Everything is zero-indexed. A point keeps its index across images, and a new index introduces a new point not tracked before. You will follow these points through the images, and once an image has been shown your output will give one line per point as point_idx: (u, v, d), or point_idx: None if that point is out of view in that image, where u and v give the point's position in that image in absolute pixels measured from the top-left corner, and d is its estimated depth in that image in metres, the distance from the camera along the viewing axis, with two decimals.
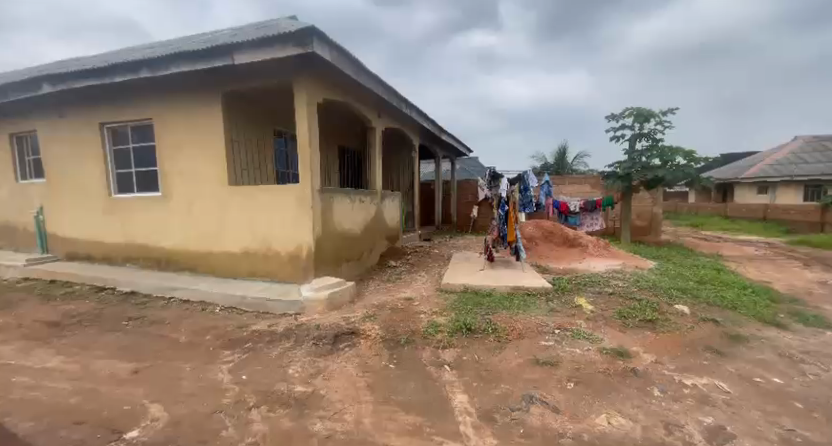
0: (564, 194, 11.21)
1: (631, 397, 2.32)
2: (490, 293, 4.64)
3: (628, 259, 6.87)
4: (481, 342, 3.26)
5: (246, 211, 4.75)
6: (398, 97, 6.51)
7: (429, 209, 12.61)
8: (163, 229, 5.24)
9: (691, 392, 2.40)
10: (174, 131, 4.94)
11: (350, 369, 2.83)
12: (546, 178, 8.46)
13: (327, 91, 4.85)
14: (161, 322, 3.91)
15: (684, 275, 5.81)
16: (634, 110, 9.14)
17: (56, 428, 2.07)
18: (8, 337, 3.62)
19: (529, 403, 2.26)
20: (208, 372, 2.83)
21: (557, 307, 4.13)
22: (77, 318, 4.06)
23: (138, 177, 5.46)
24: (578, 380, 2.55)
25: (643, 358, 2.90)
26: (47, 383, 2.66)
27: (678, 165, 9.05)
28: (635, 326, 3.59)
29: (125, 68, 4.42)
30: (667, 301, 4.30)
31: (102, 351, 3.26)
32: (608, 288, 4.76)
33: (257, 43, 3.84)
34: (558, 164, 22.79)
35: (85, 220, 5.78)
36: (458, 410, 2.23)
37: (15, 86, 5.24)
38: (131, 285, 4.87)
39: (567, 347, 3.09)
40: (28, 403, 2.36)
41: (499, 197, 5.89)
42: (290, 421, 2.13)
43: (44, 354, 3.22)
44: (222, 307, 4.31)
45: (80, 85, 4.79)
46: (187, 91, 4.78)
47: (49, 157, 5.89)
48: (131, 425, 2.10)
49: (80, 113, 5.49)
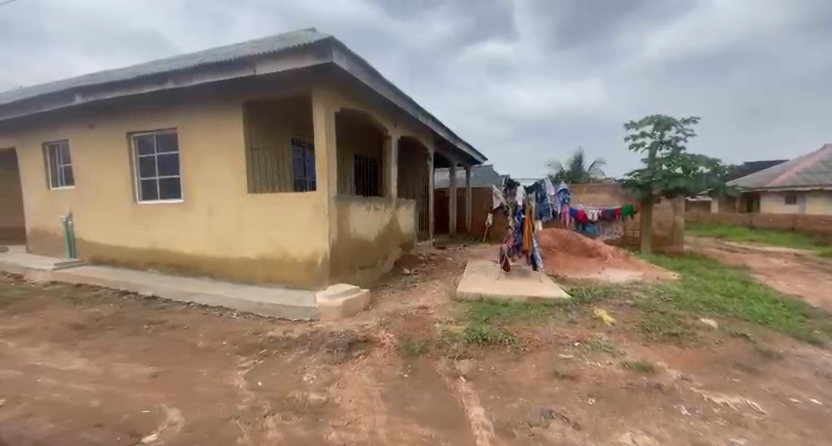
0: (581, 203, 11.06)
1: (657, 415, 2.22)
2: (506, 303, 4.55)
3: (649, 270, 6.68)
4: (498, 353, 3.20)
5: (263, 217, 4.82)
6: (415, 105, 6.56)
7: (444, 217, 12.57)
8: (184, 234, 5.37)
9: (722, 411, 2.28)
10: (197, 140, 5.10)
11: (364, 378, 2.82)
12: (562, 186, 8.34)
13: (345, 100, 4.93)
14: (180, 327, 3.99)
15: (709, 288, 5.61)
16: (654, 117, 8.97)
17: (78, 430, 2.11)
18: (36, 338, 3.74)
19: (548, 417, 2.20)
20: (225, 377, 2.86)
21: (576, 318, 4.03)
22: (101, 321, 4.16)
23: (161, 185, 5.64)
24: (600, 396, 2.46)
25: (668, 374, 2.78)
26: (71, 385, 2.73)
27: (701, 173, 8.81)
28: (659, 340, 3.46)
29: (151, 80, 4.59)
30: (692, 315, 4.15)
31: (124, 355, 3.33)
32: (629, 300, 4.62)
33: (278, 55, 3.93)
34: (574, 172, 22.60)
35: (111, 227, 5.98)
36: (475, 423, 2.17)
37: (50, 97, 5.49)
38: (152, 289, 4.99)
39: (587, 361, 2.99)
40: (53, 405, 2.42)
41: (516, 206, 5.83)
42: (305, 430, 2.12)
43: (69, 356, 3.31)
44: (238, 313, 4.36)
45: (109, 95, 4.97)
46: (209, 101, 4.92)
47: (79, 165, 6.13)
48: (150, 428, 2.13)
49: (109, 123, 5.71)
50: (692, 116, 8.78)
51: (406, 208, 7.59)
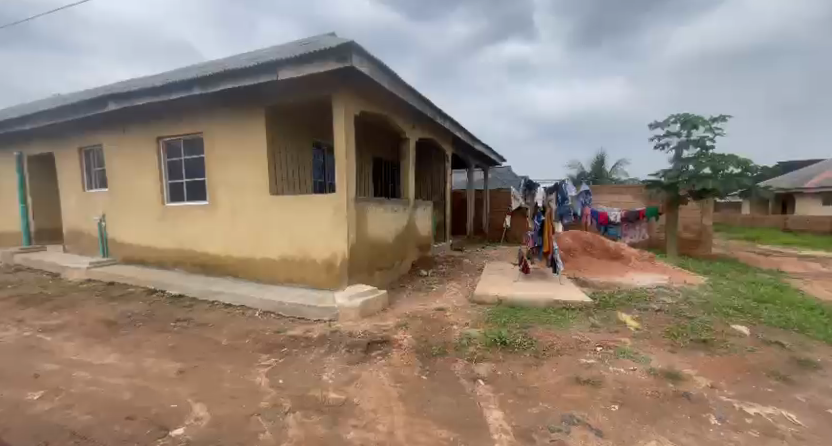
0: (603, 204, 10.81)
1: (684, 424, 2.15)
2: (526, 306, 4.49)
3: (676, 274, 6.45)
4: (517, 357, 3.16)
5: (284, 219, 4.92)
6: (433, 107, 6.57)
7: (462, 218, 12.52)
8: (209, 235, 5.55)
9: (754, 422, 2.19)
10: (221, 144, 5.26)
11: (382, 378, 2.84)
12: (584, 187, 8.16)
13: (365, 103, 5.00)
14: (205, 325, 4.11)
15: (741, 293, 5.37)
16: (681, 116, 8.68)
17: (110, 422, 2.20)
18: (73, 333, 3.94)
19: (570, 424, 2.16)
20: (248, 374, 2.93)
21: (599, 323, 3.93)
22: (131, 318, 4.34)
23: (188, 188, 5.84)
24: (624, 403, 2.39)
25: (696, 382, 2.68)
26: (104, 378, 2.86)
27: (731, 174, 8.46)
28: (686, 347, 3.35)
29: (180, 86, 4.77)
30: (722, 321, 3.98)
31: (153, 351, 3.46)
32: (655, 305, 4.48)
33: (299, 60, 4.02)
34: (596, 173, 22.13)
35: (142, 228, 6.23)
36: (494, 427, 2.16)
37: (86, 105, 5.77)
38: (179, 288, 5.16)
39: (611, 366, 2.92)
40: (87, 397, 2.55)
41: (536, 207, 5.75)
42: (325, 428, 2.15)
43: (102, 351, 3.47)
44: (261, 312, 4.46)
45: (141, 102, 5.18)
46: (234, 106, 5.07)
47: (112, 169, 6.41)
48: (177, 422, 2.21)
49: (140, 128, 5.97)
50: (722, 115, 8.46)
51: (423, 210, 7.60)
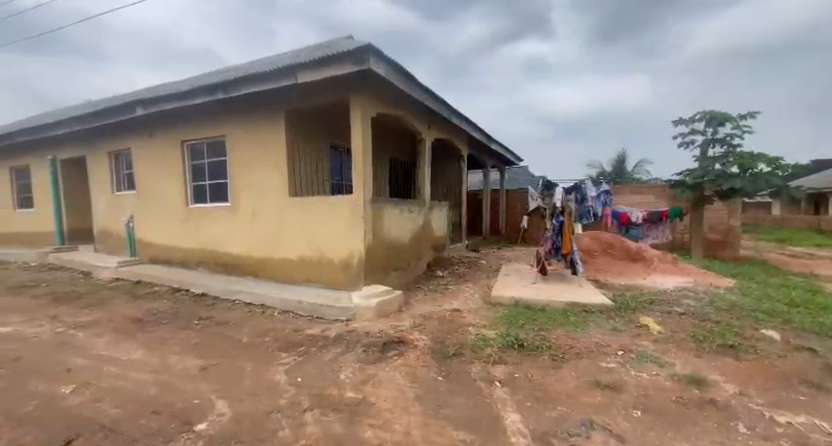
0: (624, 205, 10.54)
1: (710, 432, 2.08)
2: (544, 308, 4.42)
3: (701, 276, 6.25)
4: (534, 360, 3.12)
5: (303, 220, 5.00)
6: (449, 108, 6.57)
7: (478, 219, 12.44)
8: (230, 235, 5.69)
9: (786, 431, 2.09)
10: (242, 147, 5.39)
11: (399, 378, 2.85)
12: (604, 186, 7.98)
13: (381, 105, 5.04)
14: (227, 323, 4.22)
15: (771, 296, 5.15)
16: (707, 113, 8.40)
17: (138, 416, 2.29)
18: (103, 329, 4.11)
19: (589, 429, 2.12)
20: (268, 372, 2.99)
21: (620, 326, 3.84)
22: (157, 315, 4.50)
23: (211, 189, 6.01)
24: (646, 408, 2.33)
25: (723, 388, 2.59)
26: (132, 373, 2.97)
27: (760, 173, 8.13)
28: (711, 351, 3.24)
29: (203, 91, 4.92)
30: (751, 325, 3.82)
31: (177, 348, 3.57)
32: (678, 309, 4.34)
33: (318, 63, 4.08)
34: (616, 173, 21.62)
35: (167, 228, 6.45)
36: (511, 430, 2.14)
37: (116, 110, 6.01)
38: (202, 287, 5.31)
39: (632, 371, 2.85)
40: (117, 391, 2.65)
41: (554, 208, 5.66)
42: (342, 426, 2.18)
43: (130, 347, 3.61)
44: (280, 311, 4.54)
45: (166, 107, 5.37)
46: (254, 109, 5.20)
47: (139, 171, 6.66)
48: (201, 417, 2.27)
49: (166, 132, 6.18)
50: (750, 112, 8.14)
51: (439, 211, 7.60)
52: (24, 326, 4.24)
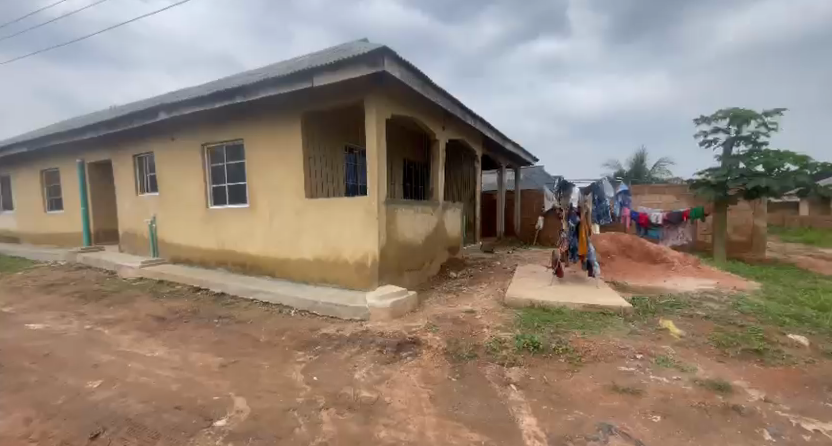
0: (643, 205, 10.31)
1: (734, 439, 2.02)
2: (560, 310, 4.37)
3: (724, 279, 6.05)
4: (550, 362, 3.08)
5: (319, 221, 5.06)
6: (463, 109, 6.56)
7: (492, 220, 12.37)
8: (248, 236, 5.81)
9: (814, 439, 2.01)
10: (260, 149, 5.50)
11: (413, 379, 2.85)
12: (622, 186, 7.85)
13: (396, 106, 5.06)
14: (245, 322, 4.31)
15: (799, 300, 4.96)
16: (730, 110, 8.15)
17: (161, 411, 2.36)
18: (128, 327, 4.26)
19: (607, 433, 2.08)
20: (284, 371, 3.05)
21: (639, 329, 3.76)
22: (178, 314, 4.63)
23: (229, 191, 6.16)
24: (666, 413, 2.28)
25: (747, 394, 2.51)
26: (155, 370, 3.07)
27: (787, 172, 7.84)
28: (736, 356, 3.13)
29: (222, 95, 5.04)
30: (778, 329, 3.69)
31: (198, 345, 3.67)
32: (700, 312, 4.22)
33: (333, 67, 4.14)
34: (635, 173, 21.16)
35: (187, 229, 6.63)
36: (527, 433, 2.12)
37: (139, 114, 6.21)
38: (221, 286, 5.44)
39: (652, 375, 2.78)
40: (141, 386, 2.75)
41: (570, 209, 5.58)
42: (357, 426, 2.20)
43: (154, 344, 3.73)
44: (296, 310, 4.61)
45: (187, 111, 5.52)
46: (272, 113, 5.30)
47: (162, 173, 6.86)
48: (220, 413, 2.33)
49: (187, 136, 6.37)
50: (777, 109, 7.85)
51: (453, 211, 7.59)
52: (55, 323, 4.43)
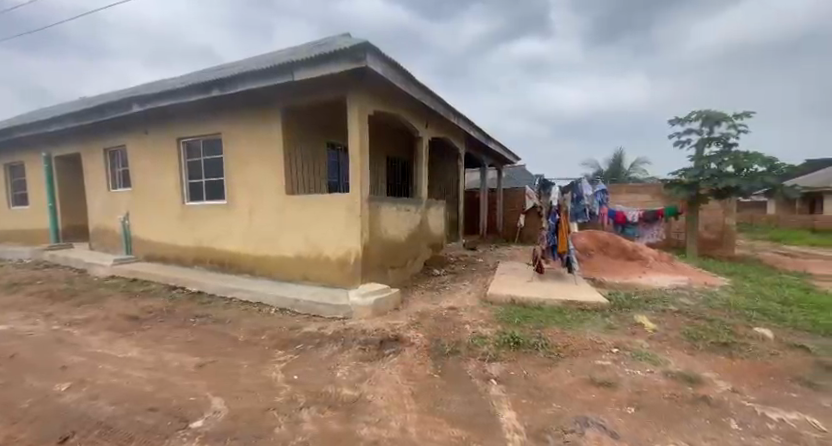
0: (620, 204, 10.60)
1: (703, 429, 2.09)
2: (539, 306, 4.45)
3: (696, 275, 6.28)
4: (531, 357, 3.14)
5: (300, 218, 4.99)
6: (446, 106, 6.57)
7: (474, 218, 12.47)
8: (227, 233, 5.68)
9: (777, 428, 2.11)
10: (240, 145, 5.37)
11: (395, 376, 2.85)
12: (600, 185, 8.04)
13: (379, 103, 5.03)
14: (223, 321, 4.21)
15: (765, 295, 5.20)
16: (703, 112, 8.44)
17: (133, 413, 2.28)
18: (98, 327, 4.10)
19: (584, 426, 2.13)
20: (264, 370, 2.99)
21: (615, 324, 3.87)
22: (153, 314, 4.48)
23: (207, 187, 5.99)
24: (640, 405, 2.35)
25: (716, 386, 2.62)
26: (128, 371, 2.97)
27: (755, 172, 8.20)
28: (705, 349, 3.27)
29: (199, 88, 4.89)
30: (745, 323, 3.86)
31: (173, 345, 3.56)
32: (673, 307, 4.37)
33: (315, 61, 4.08)
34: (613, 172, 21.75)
35: (163, 226, 6.42)
36: (506, 427, 2.15)
37: (110, 106, 5.95)
38: (198, 285, 5.30)
39: (627, 368, 2.87)
40: (113, 388, 2.65)
41: (550, 207, 5.67)
42: (338, 424, 2.18)
43: (126, 344, 3.60)
44: (276, 309, 4.54)
45: (163, 103, 5.33)
46: (251, 108, 5.18)
47: (136, 168, 6.61)
48: (197, 414, 2.27)
49: (162, 129, 6.15)
50: (746, 111, 8.19)
51: (436, 209, 7.61)
52: (19, 324, 4.21)
